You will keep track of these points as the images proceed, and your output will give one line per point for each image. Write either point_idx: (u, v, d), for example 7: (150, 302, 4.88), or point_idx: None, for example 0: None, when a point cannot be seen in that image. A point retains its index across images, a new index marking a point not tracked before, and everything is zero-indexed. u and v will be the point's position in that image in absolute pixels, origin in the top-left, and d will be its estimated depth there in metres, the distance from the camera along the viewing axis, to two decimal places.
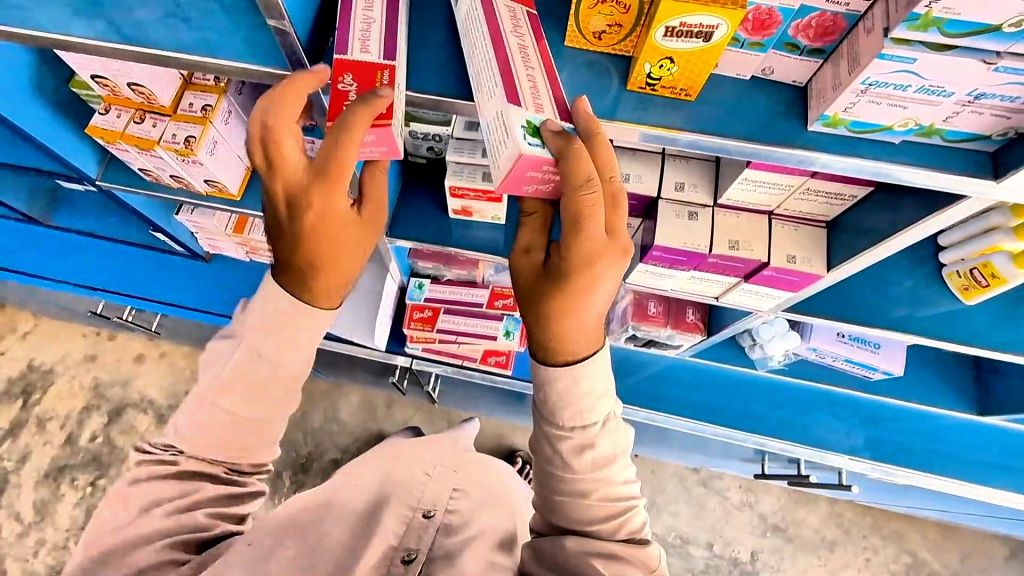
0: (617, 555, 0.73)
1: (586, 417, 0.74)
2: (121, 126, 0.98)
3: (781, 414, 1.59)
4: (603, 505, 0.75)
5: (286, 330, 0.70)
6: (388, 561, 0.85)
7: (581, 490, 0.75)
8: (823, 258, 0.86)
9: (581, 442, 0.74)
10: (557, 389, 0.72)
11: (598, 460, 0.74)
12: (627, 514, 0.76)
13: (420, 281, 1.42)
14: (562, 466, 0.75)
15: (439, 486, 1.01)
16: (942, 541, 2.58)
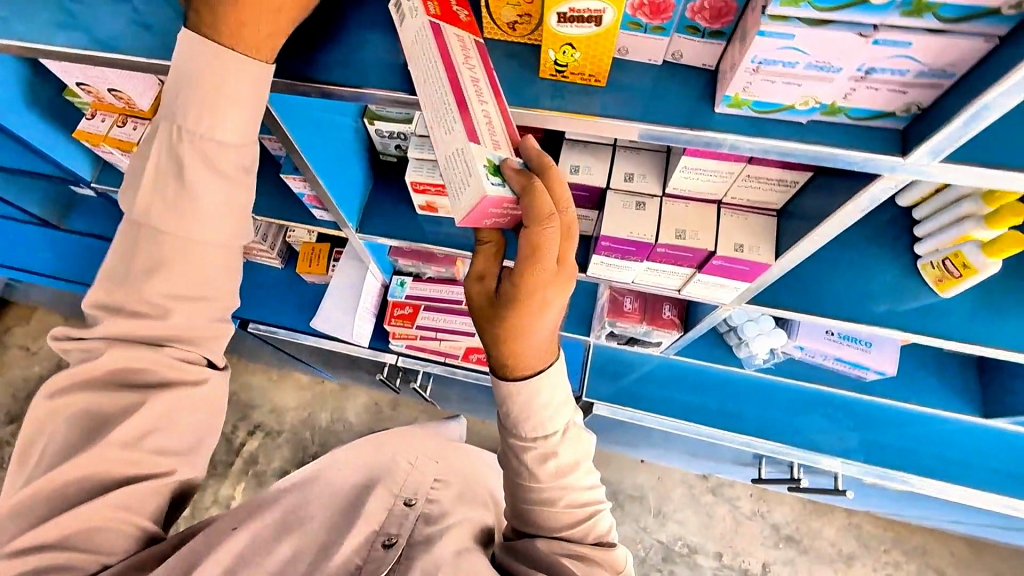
0: (585, 557, 0.76)
1: (545, 429, 0.75)
2: (105, 130, 1.05)
3: (773, 415, 1.54)
4: (568, 513, 0.78)
5: (213, 105, 0.65)
6: (369, 543, 0.83)
7: (547, 499, 0.77)
8: (771, 246, 0.85)
9: (543, 452, 0.75)
10: (518, 403, 0.73)
11: (562, 469, 0.77)
12: (594, 517, 0.79)
13: (401, 279, 1.47)
14: (529, 478, 0.77)
15: (421, 475, 0.97)
16: (972, 559, 2.44)
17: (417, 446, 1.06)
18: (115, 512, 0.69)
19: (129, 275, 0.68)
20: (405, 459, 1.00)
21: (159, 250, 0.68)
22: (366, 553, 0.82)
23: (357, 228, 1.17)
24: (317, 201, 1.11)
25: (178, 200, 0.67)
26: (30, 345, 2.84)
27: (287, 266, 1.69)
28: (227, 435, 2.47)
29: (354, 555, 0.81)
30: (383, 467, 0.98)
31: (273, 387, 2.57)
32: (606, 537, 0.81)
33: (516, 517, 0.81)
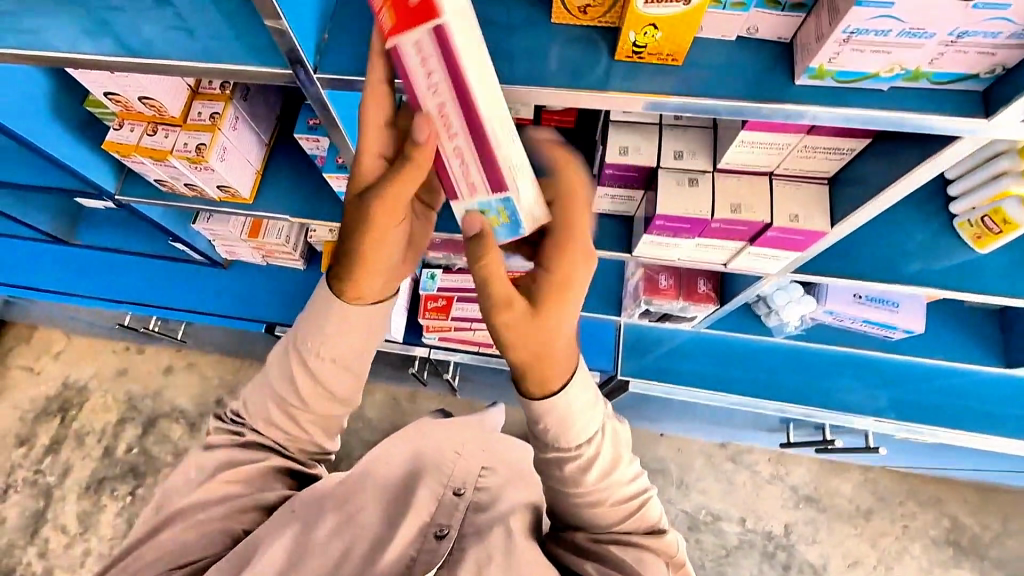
0: (637, 546, 0.71)
1: (577, 437, 0.67)
2: (134, 139, 1.03)
3: (804, 379, 1.57)
4: (616, 510, 0.71)
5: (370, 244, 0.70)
6: (422, 537, 0.77)
7: (591, 501, 0.70)
8: (826, 214, 0.86)
9: (585, 461, 0.68)
10: (553, 419, 0.66)
11: (604, 471, 0.69)
12: (642, 507, 0.72)
13: (432, 271, 1.46)
14: (568, 484, 0.69)
15: (469, 461, 0.88)
16: (982, 503, 2.54)
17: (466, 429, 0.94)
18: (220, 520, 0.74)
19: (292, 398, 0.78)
20: (453, 448, 0.89)
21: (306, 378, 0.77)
22: (420, 545, 0.77)
23: None
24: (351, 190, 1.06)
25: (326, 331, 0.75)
26: (33, 365, 2.79)
27: (309, 267, 1.67)
28: None
29: (407, 546, 0.76)
30: (429, 450, 0.90)
31: None
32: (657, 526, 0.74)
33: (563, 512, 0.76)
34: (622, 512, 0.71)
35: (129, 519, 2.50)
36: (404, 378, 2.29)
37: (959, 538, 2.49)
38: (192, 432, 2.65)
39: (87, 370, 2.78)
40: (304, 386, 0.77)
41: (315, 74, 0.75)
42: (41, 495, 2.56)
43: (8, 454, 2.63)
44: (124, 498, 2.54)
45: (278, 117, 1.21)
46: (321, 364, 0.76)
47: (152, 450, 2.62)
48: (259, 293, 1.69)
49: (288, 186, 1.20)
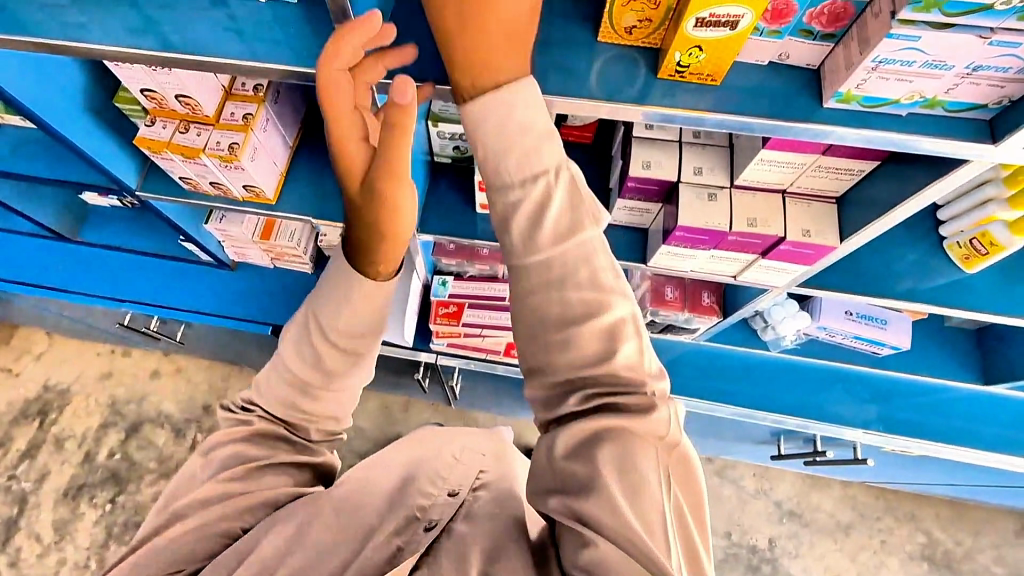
0: (618, 432, 0.57)
1: (540, 163, 0.61)
2: (167, 136, 1.05)
3: (796, 392, 1.63)
4: (585, 314, 0.59)
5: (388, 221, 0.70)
6: (407, 524, 0.71)
7: (556, 277, 0.60)
8: (835, 230, 0.92)
9: (531, 199, 0.61)
10: (486, 132, 0.60)
11: (557, 225, 0.61)
12: (616, 329, 0.60)
13: (443, 278, 1.49)
14: (524, 243, 0.61)
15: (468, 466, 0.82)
16: (954, 519, 2.64)
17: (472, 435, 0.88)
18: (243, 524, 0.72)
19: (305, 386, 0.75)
20: (450, 453, 0.83)
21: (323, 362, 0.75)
22: (406, 532, 0.70)
23: (419, 228, 1.19)
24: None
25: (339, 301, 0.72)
26: (12, 366, 2.71)
27: (317, 271, 1.68)
28: None
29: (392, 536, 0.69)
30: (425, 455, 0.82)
31: None
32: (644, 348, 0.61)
33: (533, 394, 0.63)
34: (595, 299, 0.59)
35: (109, 528, 2.43)
36: (400, 386, 2.30)
37: (933, 553, 2.58)
38: (178, 439, 2.60)
39: (69, 373, 2.71)
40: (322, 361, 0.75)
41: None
42: (15, 502, 2.46)
43: None
44: (103, 506, 2.46)
45: (303, 120, 1.23)
46: (339, 337, 0.74)
47: (134, 456, 2.56)
48: (265, 296, 1.70)
49: (312, 188, 1.22)
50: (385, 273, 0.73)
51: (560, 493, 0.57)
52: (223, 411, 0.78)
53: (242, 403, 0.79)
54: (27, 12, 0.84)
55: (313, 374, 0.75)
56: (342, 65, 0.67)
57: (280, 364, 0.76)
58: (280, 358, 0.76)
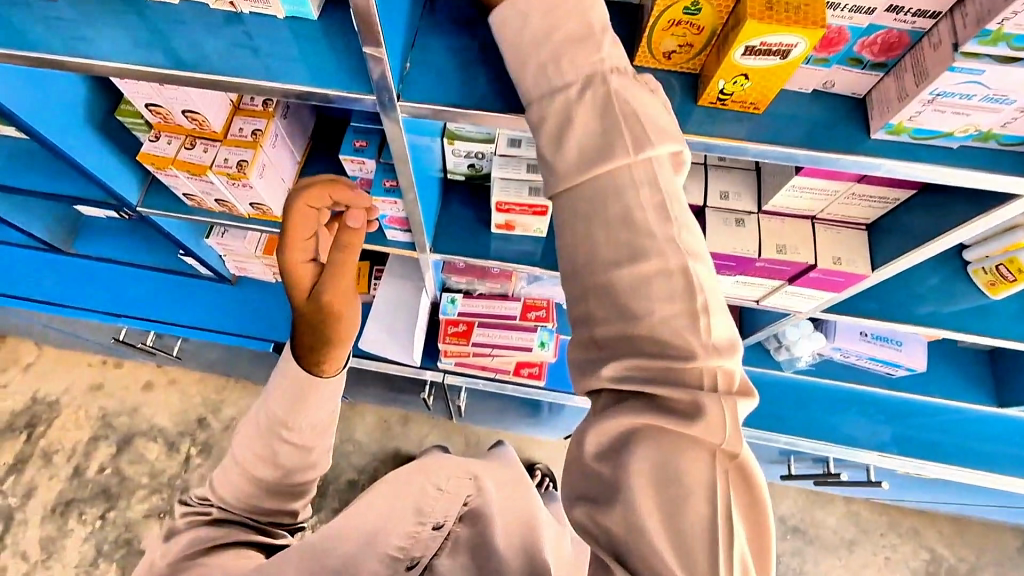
0: (658, 432, 0.46)
1: (562, 74, 0.53)
2: (172, 152, 1.01)
3: (808, 413, 1.61)
4: (615, 239, 0.49)
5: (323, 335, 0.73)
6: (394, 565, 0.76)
7: (590, 203, 0.50)
8: (867, 258, 0.90)
9: (558, 113, 0.53)
10: (507, 37, 0.56)
11: (589, 135, 0.52)
12: (660, 262, 0.49)
13: (452, 296, 1.45)
14: (548, 166, 0.53)
15: (451, 497, 0.91)
16: (958, 535, 2.62)
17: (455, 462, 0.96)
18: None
19: (267, 479, 0.72)
20: (433, 484, 0.89)
21: (278, 456, 0.71)
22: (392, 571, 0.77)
23: (431, 247, 1.16)
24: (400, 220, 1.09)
25: (293, 400, 0.72)
26: None
27: None
28: None
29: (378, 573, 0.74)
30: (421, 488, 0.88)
31: None
32: (704, 311, 0.48)
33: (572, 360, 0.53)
34: (630, 242, 0.49)
35: (98, 545, 2.36)
36: (400, 401, 2.25)
37: (937, 569, 2.56)
38: (171, 453, 2.54)
39: (58, 385, 2.64)
40: (283, 457, 0.72)
41: (398, 100, 0.75)
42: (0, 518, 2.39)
43: None
44: (93, 523, 2.39)
45: (313, 136, 1.19)
46: (299, 434, 0.72)
47: (125, 470, 2.49)
48: (266, 312, 1.65)
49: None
50: (327, 373, 0.74)
51: (586, 501, 0.49)
52: (178, 507, 0.73)
53: (199, 499, 0.74)
54: (33, 28, 0.80)
55: (268, 471, 0.71)
56: (317, 204, 0.78)
57: (233, 461, 0.73)
58: (235, 457, 0.72)
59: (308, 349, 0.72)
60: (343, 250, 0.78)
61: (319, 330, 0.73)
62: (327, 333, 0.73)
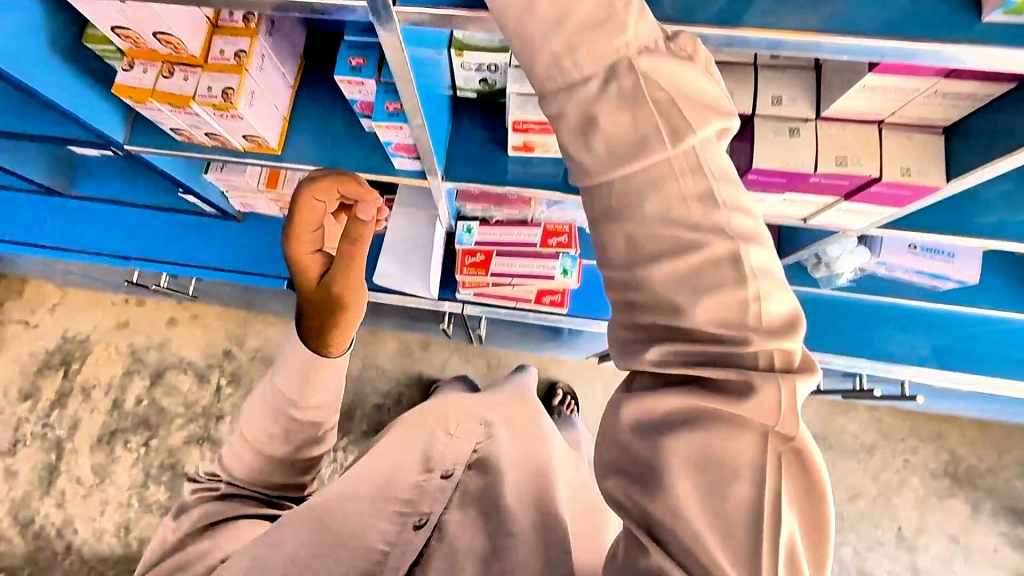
0: (704, 416, 0.40)
1: (580, 69, 0.42)
2: (150, 82, 0.90)
3: (845, 330, 1.54)
4: (661, 247, 0.41)
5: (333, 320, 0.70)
6: (399, 524, 0.74)
7: (629, 211, 0.41)
8: (941, 168, 0.78)
9: (581, 111, 0.42)
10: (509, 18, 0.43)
11: (623, 132, 0.41)
12: (711, 258, 0.40)
13: (467, 224, 1.36)
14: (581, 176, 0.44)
15: (461, 442, 0.85)
16: (980, 438, 2.64)
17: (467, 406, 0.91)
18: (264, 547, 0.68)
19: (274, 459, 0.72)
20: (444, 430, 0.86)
21: (287, 434, 0.71)
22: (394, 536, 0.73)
23: (443, 175, 1.06)
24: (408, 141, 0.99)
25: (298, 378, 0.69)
26: (28, 319, 2.69)
27: None
28: None
29: (378, 540, 0.72)
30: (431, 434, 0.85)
31: None
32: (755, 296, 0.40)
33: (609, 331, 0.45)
34: (673, 235, 0.40)
35: (146, 470, 2.50)
36: (420, 328, 2.24)
37: (956, 470, 2.60)
38: (202, 384, 2.61)
39: (84, 323, 2.69)
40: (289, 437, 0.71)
41: (396, 5, 0.63)
42: (52, 449, 2.53)
43: (13, 408, 2.58)
44: (138, 450, 2.52)
45: (303, 52, 1.07)
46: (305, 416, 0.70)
47: (162, 401, 2.59)
48: (276, 248, 1.58)
49: (321, 129, 1.08)
50: (335, 354, 0.71)
51: (618, 474, 0.43)
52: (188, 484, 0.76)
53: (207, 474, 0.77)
54: None
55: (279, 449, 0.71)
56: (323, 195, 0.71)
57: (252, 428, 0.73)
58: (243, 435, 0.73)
59: (318, 332, 0.70)
60: (352, 241, 0.73)
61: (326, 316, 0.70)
62: (333, 311, 0.70)
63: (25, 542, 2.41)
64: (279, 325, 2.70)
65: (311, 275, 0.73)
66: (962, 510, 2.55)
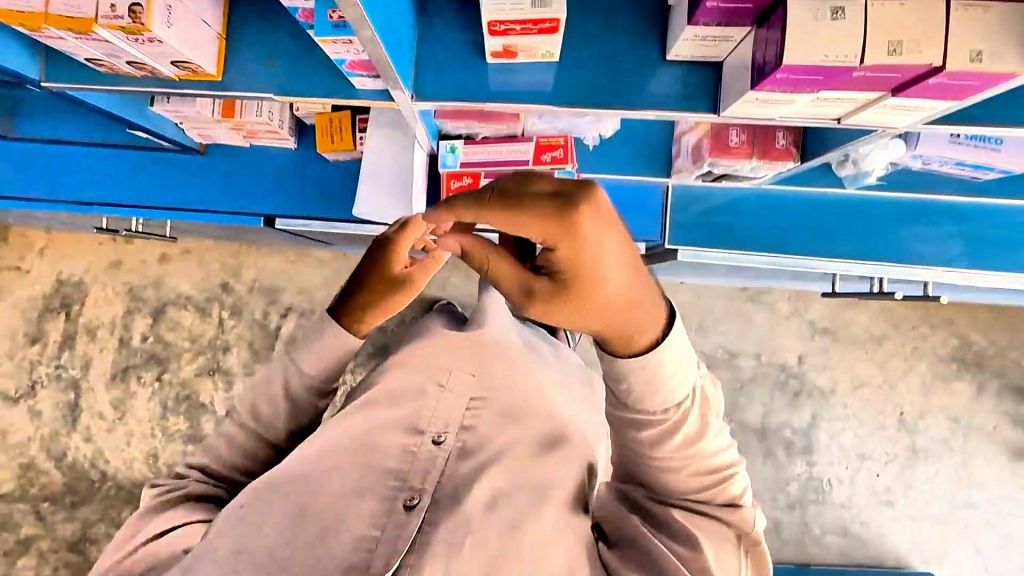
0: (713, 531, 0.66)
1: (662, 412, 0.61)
2: (40, 5, 0.74)
3: (871, 231, 1.40)
4: (693, 478, 0.65)
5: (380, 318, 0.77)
6: (389, 505, 0.76)
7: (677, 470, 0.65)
8: (1020, 49, 0.64)
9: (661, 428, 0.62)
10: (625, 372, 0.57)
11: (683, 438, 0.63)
12: (723, 482, 0.66)
13: (452, 144, 1.24)
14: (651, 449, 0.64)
15: (452, 406, 0.85)
16: (996, 322, 2.52)
17: (457, 352, 0.92)
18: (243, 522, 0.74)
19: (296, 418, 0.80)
20: (434, 383, 0.87)
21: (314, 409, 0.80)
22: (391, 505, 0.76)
23: (413, 95, 0.94)
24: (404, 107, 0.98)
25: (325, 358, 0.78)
26: (20, 264, 2.61)
27: (301, 145, 1.43)
28: (261, 321, 2.59)
29: (370, 526, 0.74)
30: (416, 392, 0.87)
31: (295, 267, 2.62)
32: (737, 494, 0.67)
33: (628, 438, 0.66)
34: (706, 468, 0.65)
35: (164, 402, 2.55)
36: None
37: (966, 354, 2.52)
38: (204, 318, 2.59)
39: (76, 264, 2.62)
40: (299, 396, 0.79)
41: None
42: (70, 388, 2.57)
43: (22, 352, 2.58)
44: (152, 384, 2.56)
45: None
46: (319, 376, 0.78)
47: (167, 337, 2.58)
48: (246, 182, 1.44)
49: (265, 46, 0.91)
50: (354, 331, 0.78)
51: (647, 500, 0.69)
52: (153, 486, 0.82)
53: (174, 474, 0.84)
54: None
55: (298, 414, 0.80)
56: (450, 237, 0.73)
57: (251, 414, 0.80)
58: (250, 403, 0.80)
59: (354, 310, 0.77)
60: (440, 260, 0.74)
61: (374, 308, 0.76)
62: (385, 304, 0.76)
63: (61, 473, 2.52)
64: (274, 254, 2.61)
65: (381, 264, 0.74)
66: (966, 392, 2.51)
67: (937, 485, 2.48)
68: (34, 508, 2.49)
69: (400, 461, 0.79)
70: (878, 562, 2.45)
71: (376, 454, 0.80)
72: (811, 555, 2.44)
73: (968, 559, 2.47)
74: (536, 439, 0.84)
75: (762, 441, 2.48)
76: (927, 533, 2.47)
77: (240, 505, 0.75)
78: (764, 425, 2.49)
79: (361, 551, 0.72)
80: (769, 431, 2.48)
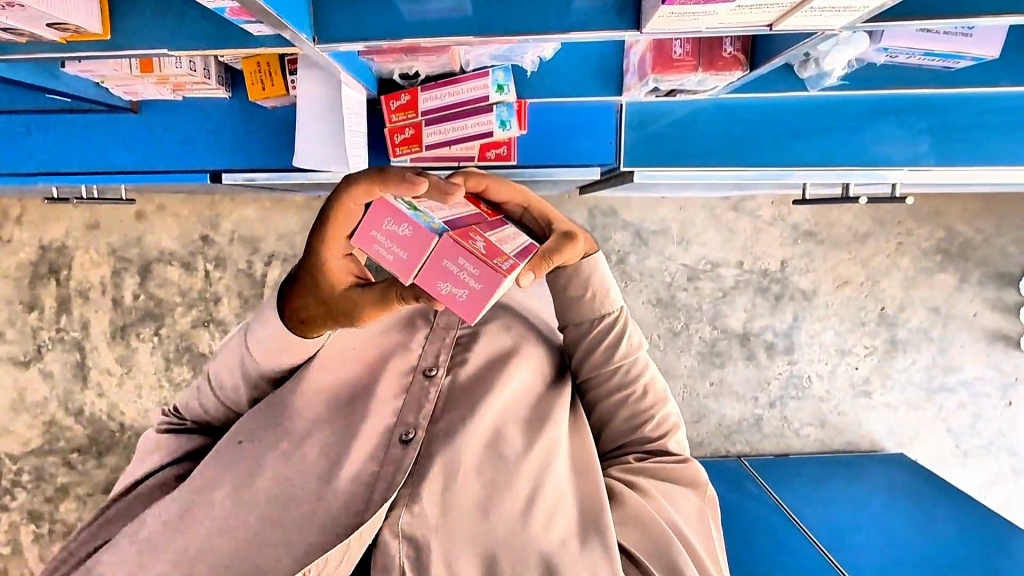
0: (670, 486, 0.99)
1: (609, 307, 0.94)
2: None
3: (836, 134, 1.33)
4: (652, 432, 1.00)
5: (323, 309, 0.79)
6: (387, 439, 0.89)
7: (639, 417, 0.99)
8: None
9: (617, 326, 0.94)
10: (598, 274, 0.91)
11: (631, 342, 0.95)
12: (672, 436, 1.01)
13: (405, 203, 0.70)
14: (602, 358, 0.96)
15: (440, 342, 0.96)
16: (982, 210, 2.47)
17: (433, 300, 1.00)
18: (246, 465, 0.87)
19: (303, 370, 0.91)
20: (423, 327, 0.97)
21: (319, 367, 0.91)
22: (390, 445, 0.89)
23: (315, 40, 0.89)
24: (402, 272, 0.67)
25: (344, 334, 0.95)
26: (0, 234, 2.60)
27: (237, 95, 1.37)
28: (246, 270, 2.60)
29: (369, 462, 0.87)
30: (401, 337, 0.96)
31: (271, 214, 2.58)
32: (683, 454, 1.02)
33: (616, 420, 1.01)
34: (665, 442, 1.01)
35: (165, 355, 2.63)
36: None
37: (951, 246, 2.49)
38: (190, 272, 2.60)
39: (56, 228, 2.61)
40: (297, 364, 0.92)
41: None
42: (74, 349, 2.64)
43: (22, 320, 2.63)
44: (151, 339, 2.63)
45: None
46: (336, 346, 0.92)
47: (157, 293, 2.61)
48: (187, 138, 1.39)
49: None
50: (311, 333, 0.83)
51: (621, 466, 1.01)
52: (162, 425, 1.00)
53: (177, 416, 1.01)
54: None
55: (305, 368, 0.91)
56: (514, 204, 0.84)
57: (219, 386, 0.91)
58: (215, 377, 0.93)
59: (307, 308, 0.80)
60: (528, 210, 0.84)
61: (336, 318, 0.78)
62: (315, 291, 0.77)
63: (82, 427, 2.65)
64: (248, 202, 2.58)
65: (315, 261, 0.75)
66: (948, 283, 2.51)
67: (915, 373, 2.55)
68: (64, 460, 2.65)
69: (397, 396, 0.92)
70: (855, 447, 2.59)
71: (377, 394, 0.91)
72: (791, 446, 2.58)
73: (941, 439, 2.60)
74: (511, 367, 0.95)
75: (745, 345, 2.54)
76: (903, 417, 2.58)
77: (239, 441, 0.88)
78: (746, 330, 2.53)
79: (363, 485, 0.86)
80: (751, 335, 2.53)
